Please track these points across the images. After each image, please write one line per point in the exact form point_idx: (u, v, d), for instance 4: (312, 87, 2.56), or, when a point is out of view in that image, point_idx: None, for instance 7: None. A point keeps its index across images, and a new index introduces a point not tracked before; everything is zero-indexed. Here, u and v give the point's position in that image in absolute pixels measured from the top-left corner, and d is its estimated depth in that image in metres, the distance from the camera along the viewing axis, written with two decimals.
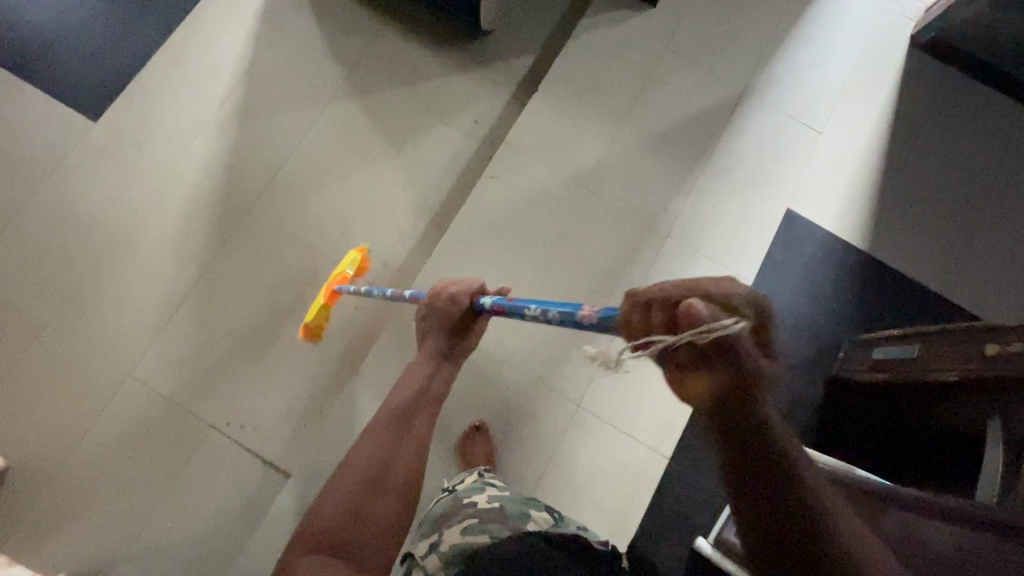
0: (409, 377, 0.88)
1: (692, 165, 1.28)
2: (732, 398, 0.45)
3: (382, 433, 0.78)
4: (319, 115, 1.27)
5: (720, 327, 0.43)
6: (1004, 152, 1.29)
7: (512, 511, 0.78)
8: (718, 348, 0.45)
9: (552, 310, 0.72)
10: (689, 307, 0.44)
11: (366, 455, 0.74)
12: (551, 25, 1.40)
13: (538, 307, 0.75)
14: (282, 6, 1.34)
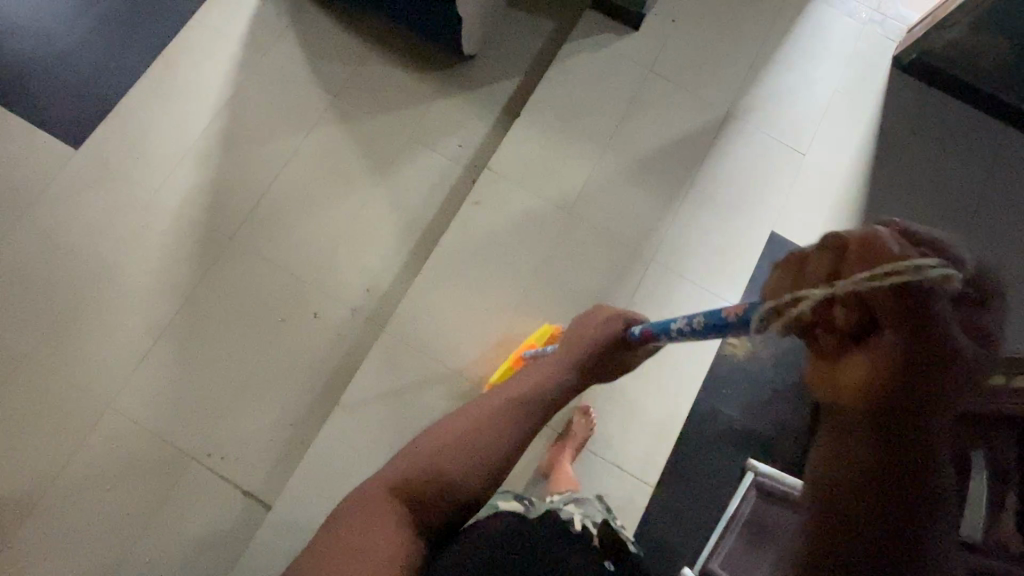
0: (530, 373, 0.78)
1: (677, 190, 1.28)
2: (895, 383, 0.37)
3: (477, 416, 0.71)
4: (307, 148, 1.33)
5: (919, 267, 0.36)
6: (987, 172, 1.33)
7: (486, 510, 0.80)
8: (897, 302, 0.37)
9: (697, 316, 0.67)
10: (876, 240, 0.38)
11: (471, 418, 0.72)
12: (535, 45, 1.40)
13: (683, 319, 0.69)
14: (271, 40, 1.38)
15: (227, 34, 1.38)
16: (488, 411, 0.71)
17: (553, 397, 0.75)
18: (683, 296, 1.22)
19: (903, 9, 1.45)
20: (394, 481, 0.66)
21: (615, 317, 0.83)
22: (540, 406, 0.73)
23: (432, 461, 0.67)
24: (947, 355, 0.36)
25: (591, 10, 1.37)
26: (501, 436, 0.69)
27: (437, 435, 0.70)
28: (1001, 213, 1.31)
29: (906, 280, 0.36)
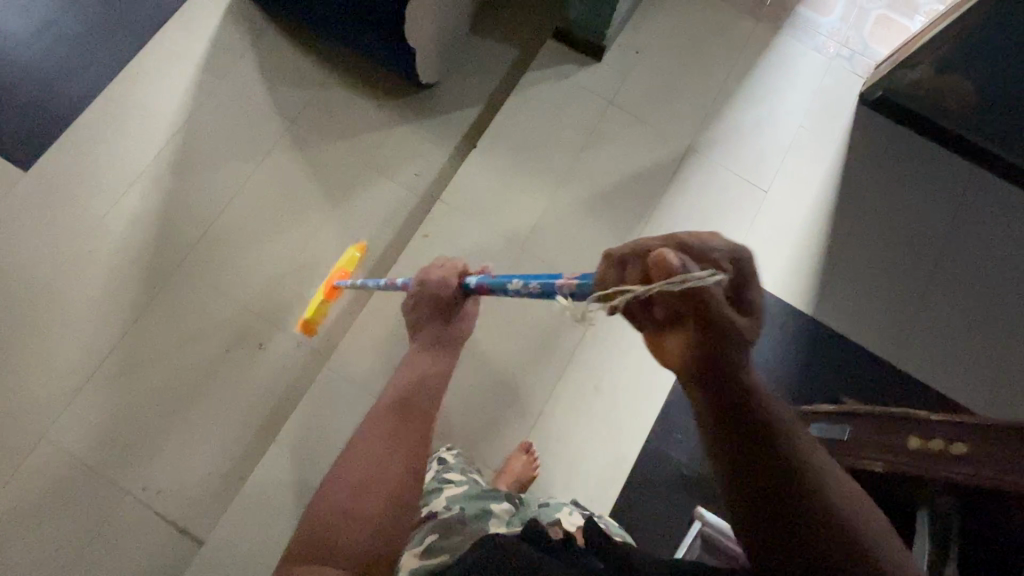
0: (411, 366, 0.86)
1: (633, 225, 1.25)
2: (706, 358, 0.52)
3: (377, 425, 0.73)
4: (259, 174, 1.32)
5: (695, 274, 0.49)
6: (952, 213, 1.30)
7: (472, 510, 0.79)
8: (690, 297, 0.50)
9: (532, 283, 0.74)
10: (662, 255, 0.49)
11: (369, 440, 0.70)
12: (497, 73, 1.38)
13: (520, 282, 0.77)
14: (229, 62, 1.37)
15: (185, 56, 1.37)
16: (390, 401, 0.77)
17: (433, 363, 0.86)
18: (635, 336, 1.20)
19: (872, 44, 1.43)
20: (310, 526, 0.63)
21: (447, 276, 0.93)
22: (437, 376, 0.84)
23: (352, 475, 0.66)
24: (730, 330, 0.52)
25: (552, 39, 1.36)
26: (405, 434, 0.72)
27: (347, 456, 0.69)
28: (966, 255, 1.28)
29: (692, 286, 0.49)
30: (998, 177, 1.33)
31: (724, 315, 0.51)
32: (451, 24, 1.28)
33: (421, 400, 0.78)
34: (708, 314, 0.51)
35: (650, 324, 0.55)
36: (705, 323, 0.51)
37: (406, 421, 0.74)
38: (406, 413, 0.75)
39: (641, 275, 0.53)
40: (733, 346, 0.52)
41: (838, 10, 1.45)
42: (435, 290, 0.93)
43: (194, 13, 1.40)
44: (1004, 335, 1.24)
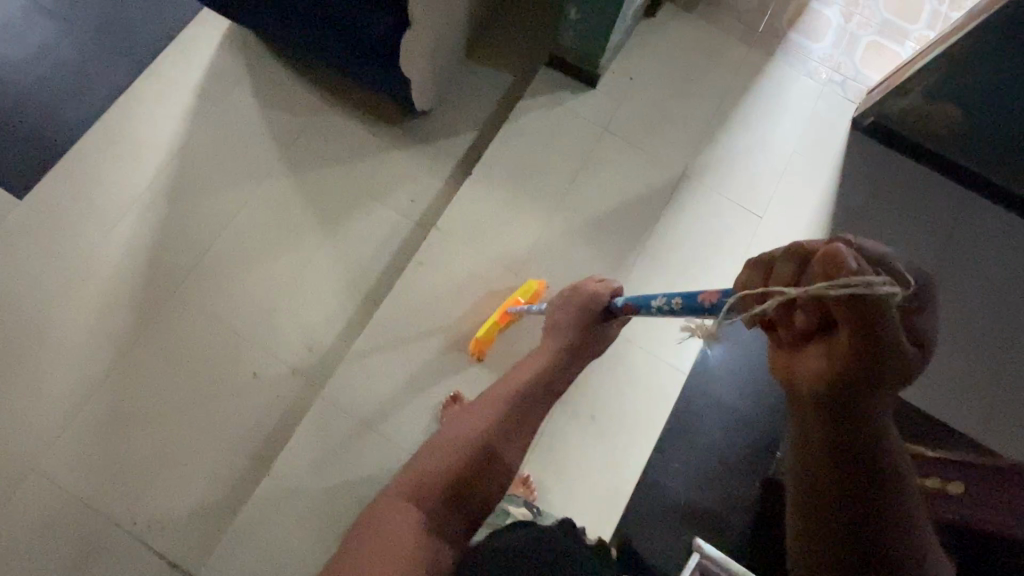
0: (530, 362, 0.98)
1: (628, 252, 1.25)
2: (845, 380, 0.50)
3: (493, 424, 0.90)
4: (253, 199, 1.31)
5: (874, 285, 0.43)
6: (946, 238, 1.31)
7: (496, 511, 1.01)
8: (862, 307, 0.45)
9: (675, 298, 0.72)
10: (834, 251, 0.45)
11: (480, 424, 0.90)
12: (492, 99, 1.39)
13: (664, 297, 0.75)
14: (224, 88, 1.38)
15: (181, 83, 1.37)
16: (509, 406, 0.92)
17: (552, 373, 0.96)
18: (631, 364, 1.19)
19: (864, 70, 1.45)
20: (425, 473, 0.84)
21: (603, 290, 0.97)
22: (548, 399, 0.96)
23: (460, 457, 0.86)
24: (892, 353, 0.47)
25: (547, 66, 1.36)
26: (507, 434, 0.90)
27: (466, 436, 0.88)
28: (959, 281, 1.29)
29: (866, 298, 0.44)
30: (989, 203, 1.34)
31: (890, 333, 0.46)
32: (446, 52, 1.28)
33: (530, 418, 0.93)
34: (873, 325, 0.45)
35: (785, 331, 0.54)
36: (863, 335, 0.46)
37: (512, 434, 0.91)
38: (518, 424, 0.92)
39: (798, 273, 0.49)
40: (881, 378, 0.48)
41: (830, 36, 1.47)
42: (580, 303, 0.98)
43: (190, 40, 1.40)
44: (997, 362, 1.24)
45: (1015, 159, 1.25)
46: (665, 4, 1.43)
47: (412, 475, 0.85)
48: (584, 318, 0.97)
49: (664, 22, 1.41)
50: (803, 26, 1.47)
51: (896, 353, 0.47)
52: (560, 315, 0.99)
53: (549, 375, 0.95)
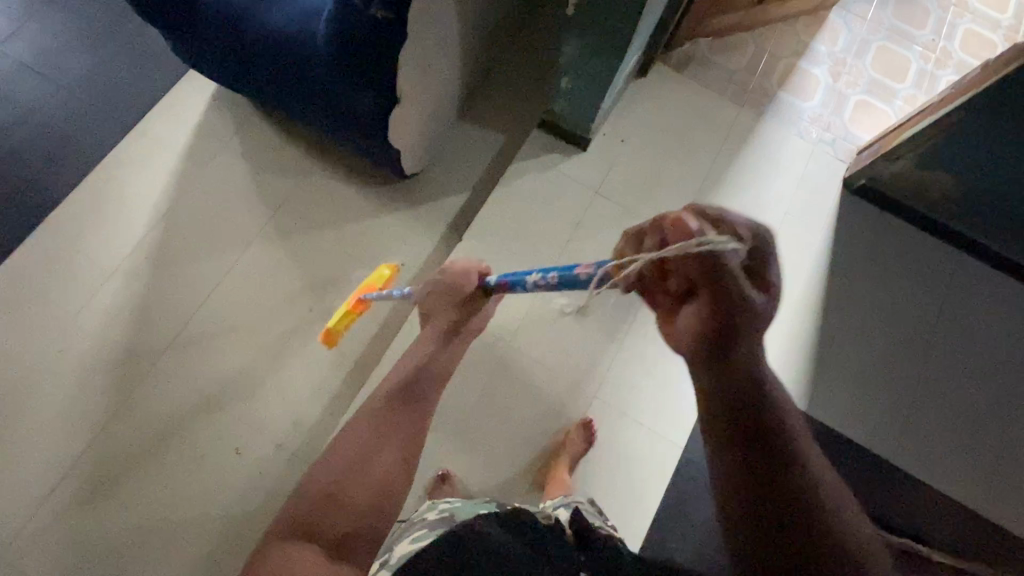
0: (414, 355, 1.00)
1: (621, 321, 1.24)
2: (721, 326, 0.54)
3: (359, 441, 0.84)
4: (239, 265, 1.29)
5: (708, 240, 0.51)
6: (943, 303, 1.30)
7: (462, 513, 0.75)
8: (709, 263, 0.52)
9: (551, 274, 0.75)
10: (678, 220, 0.55)
11: (361, 424, 0.87)
12: (483, 161, 1.38)
13: (538, 274, 0.78)
14: (210, 150, 1.35)
15: (167, 145, 1.34)
16: (370, 419, 0.88)
17: (421, 369, 0.96)
18: (625, 440, 1.17)
19: (855, 130, 1.45)
20: (292, 513, 0.77)
21: (470, 275, 1.00)
22: (436, 372, 0.97)
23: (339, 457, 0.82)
24: (739, 300, 0.53)
25: (540, 129, 1.36)
26: (392, 427, 0.88)
27: (328, 463, 0.82)
28: (956, 345, 1.28)
29: (710, 252, 0.52)
30: (983, 265, 1.34)
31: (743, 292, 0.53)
32: (438, 118, 1.27)
33: (403, 421, 0.89)
34: (721, 287, 0.53)
35: (663, 291, 0.60)
36: (713, 290, 0.53)
37: (387, 442, 0.86)
38: (383, 432, 0.87)
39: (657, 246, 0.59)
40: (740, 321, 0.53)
41: (820, 96, 1.47)
42: (452, 288, 1.00)
43: (177, 99, 1.38)
44: (996, 429, 1.23)
45: (1008, 225, 1.25)
46: (657, 66, 1.44)
47: (280, 520, 0.78)
48: (453, 308, 1.01)
49: (655, 84, 1.42)
50: (793, 86, 1.48)
51: (752, 310, 0.53)
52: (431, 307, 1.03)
53: (424, 369, 0.96)
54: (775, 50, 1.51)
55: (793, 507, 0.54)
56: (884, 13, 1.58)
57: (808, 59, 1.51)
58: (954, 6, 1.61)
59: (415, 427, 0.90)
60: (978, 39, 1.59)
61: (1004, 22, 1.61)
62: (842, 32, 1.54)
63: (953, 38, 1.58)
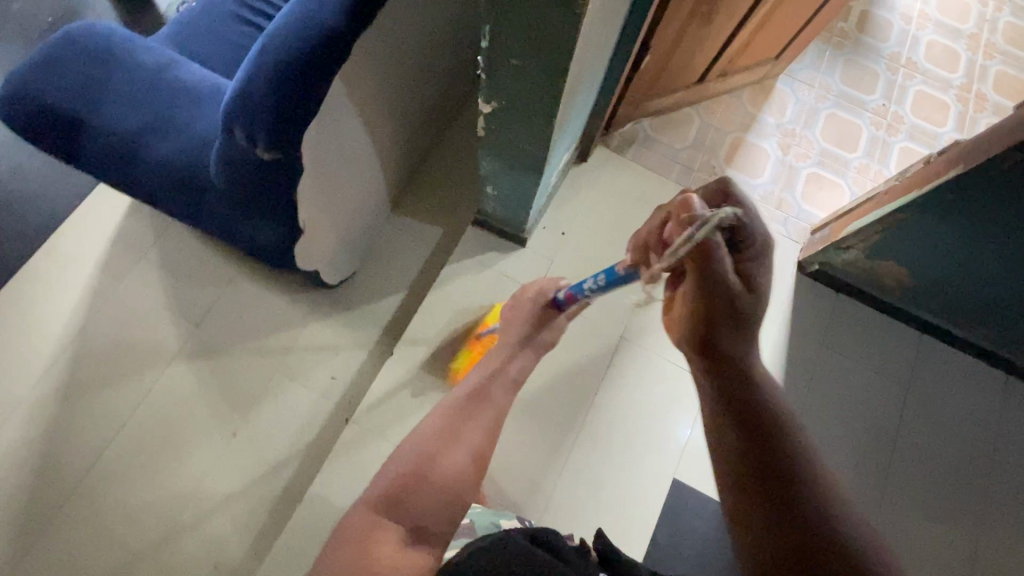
0: (490, 357, 0.89)
1: (567, 433, 1.16)
2: (709, 306, 0.60)
3: (444, 422, 0.77)
4: (156, 388, 1.21)
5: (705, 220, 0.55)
6: (908, 390, 1.24)
7: (483, 521, 0.84)
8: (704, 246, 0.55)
9: (599, 276, 0.79)
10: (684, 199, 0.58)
11: (448, 404, 0.80)
12: (419, 259, 1.32)
13: (591, 279, 0.81)
14: (127, 261, 1.28)
15: (78, 262, 1.26)
16: (454, 411, 0.79)
17: (493, 372, 0.86)
18: None
19: (806, 206, 1.39)
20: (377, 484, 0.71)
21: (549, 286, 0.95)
22: (512, 375, 0.86)
23: (432, 426, 0.77)
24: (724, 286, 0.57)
25: (475, 225, 1.29)
26: (473, 416, 0.79)
27: (407, 444, 0.75)
28: (921, 437, 1.21)
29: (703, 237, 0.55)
30: (944, 346, 1.27)
31: (722, 272, 0.57)
32: (362, 224, 1.20)
33: (486, 411, 0.80)
34: (709, 266, 0.57)
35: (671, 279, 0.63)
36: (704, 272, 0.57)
37: (471, 427, 0.77)
38: (471, 416, 0.79)
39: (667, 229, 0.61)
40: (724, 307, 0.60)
41: (770, 170, 1.42)
42: (533, 301, 0.94)
43: (91, 208, 1.31)
44: (962, 528, 1.16)
45: (974, 314, 1.17)
46: (597, 149, 1.38)
47: (362, 502, 0.69)
48: (532, 318, 0.92)
49: (596, 170, 1.36)
50: (740, 162, 1.42)
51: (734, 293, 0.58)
52: (513, 312, 0.95)
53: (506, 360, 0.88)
54: (721, 123, 1.45)
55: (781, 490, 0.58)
56: (831, 79, 1.54)
57: (755, 132, 1.45)
58: (903, 68, 1.57)
59: (493, 420, 0.80)
60: (930, 100, 1.54)
61: (955, 81, 1.57)
62: (789, 101, 1.50)
63: (903, 101, 1.53)
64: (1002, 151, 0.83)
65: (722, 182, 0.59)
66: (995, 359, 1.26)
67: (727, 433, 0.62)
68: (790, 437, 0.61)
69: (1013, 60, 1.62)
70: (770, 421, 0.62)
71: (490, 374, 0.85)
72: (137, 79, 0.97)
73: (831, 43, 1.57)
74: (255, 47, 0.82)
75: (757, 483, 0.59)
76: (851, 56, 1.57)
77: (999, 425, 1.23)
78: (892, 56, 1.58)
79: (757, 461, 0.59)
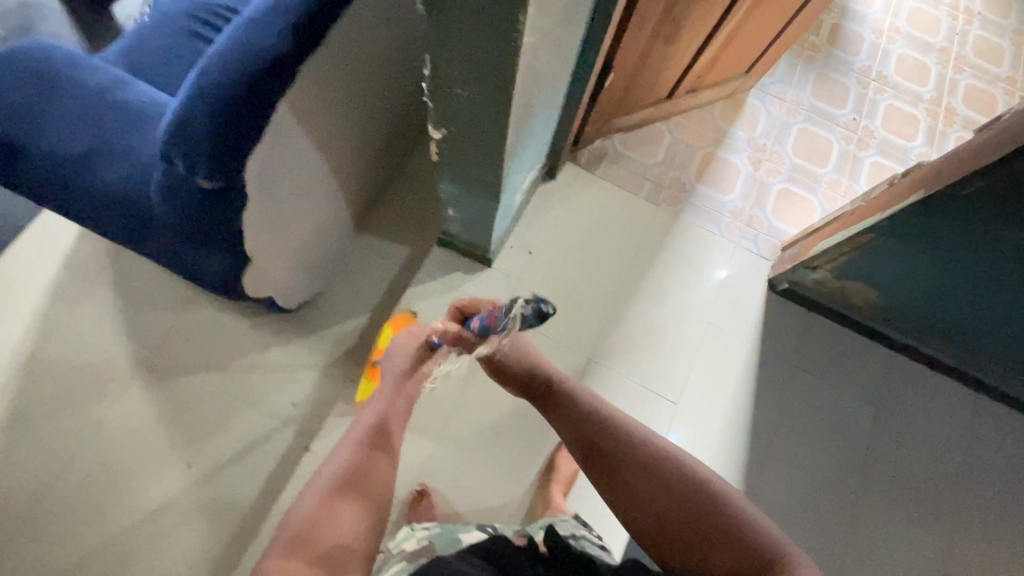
0: (381, 386, 0.87)
1: (534, 460, 1.14)
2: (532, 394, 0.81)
3: (349, 460, 0.76)
4: (108, 417, 1.16)
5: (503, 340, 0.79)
6: (878, 410, 1.23)
7: (442, 540, 0.74)
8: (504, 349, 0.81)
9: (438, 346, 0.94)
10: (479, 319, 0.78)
11: (354, 435, 0.80)
12: (384, 280, 1.28)
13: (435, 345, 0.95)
14: (78, 284, 1.23)
15: (27, 286, 1.22)
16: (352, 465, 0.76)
17: (388, 407, 0.84)
18: None
19: (776, 222, 1.38)
20: (278, 553, 0.66)
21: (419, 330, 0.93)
22: (407, 397, 0.88)
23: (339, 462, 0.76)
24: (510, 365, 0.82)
25: (440, 245, 1.26)
26: (377, 446, 0.80)
27: (305, 508, 0.71)
28: (891, 457, 1.20)
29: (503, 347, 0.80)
30: (914, 364, 1.27)
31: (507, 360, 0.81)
32: (322, 248, 1.17)
33: (390, 439, 0.82)
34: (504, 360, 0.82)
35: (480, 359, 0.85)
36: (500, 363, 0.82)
37: (374, 478, 0.77)
38: (378, 449, 0.80)
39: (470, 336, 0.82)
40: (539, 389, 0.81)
41: (740, 187, 1.40)
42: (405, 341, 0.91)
43: (42, 230, 1.26)
44: (932, 549, 1.15)
45: (942, 334, 1.17)
46: (566, 166, 1.36)
47: (271, 550, 0.67)
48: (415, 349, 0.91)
49: (565, 187, 1.34)
50: (711, 178, 1.40)
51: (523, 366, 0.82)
52: (397, 341, 0.92)
53: (404, 386, 0.87)
54: (691, 139, 1.44)
55: (682, 532, 0.67)
56: (802, 94, 1.53)
57: (725, 147, 1.44)
58: (874, 82, 1.57)
59: (395, 449, 0.83)
60: (901, 115, 1.54)
61: (926, 95, 1.57)
62: (760, 116, 1.49)
63: (874, 116, 1.53)
64: (962, 178, 0.82)
65: (464, 303, 0.88)
66: (966, 377, 1.25)
67: (618, 499, 0.72)
68: (660, 470, 0.70)
69: (982, 74, 1.62)
70: (639, 466, 0.71)
71: (389, 399, 0.85)
72: (73, 100, 0.93)
73: (802, 57, 1.57)
74: (195, 71, 0.79)
75: (659, 535, 0.69)
76: (823, 70, 1.56)
77: (969, 444, 1.22)
78: (863, 70, 1.58)
79: (652, 516, 0.69)
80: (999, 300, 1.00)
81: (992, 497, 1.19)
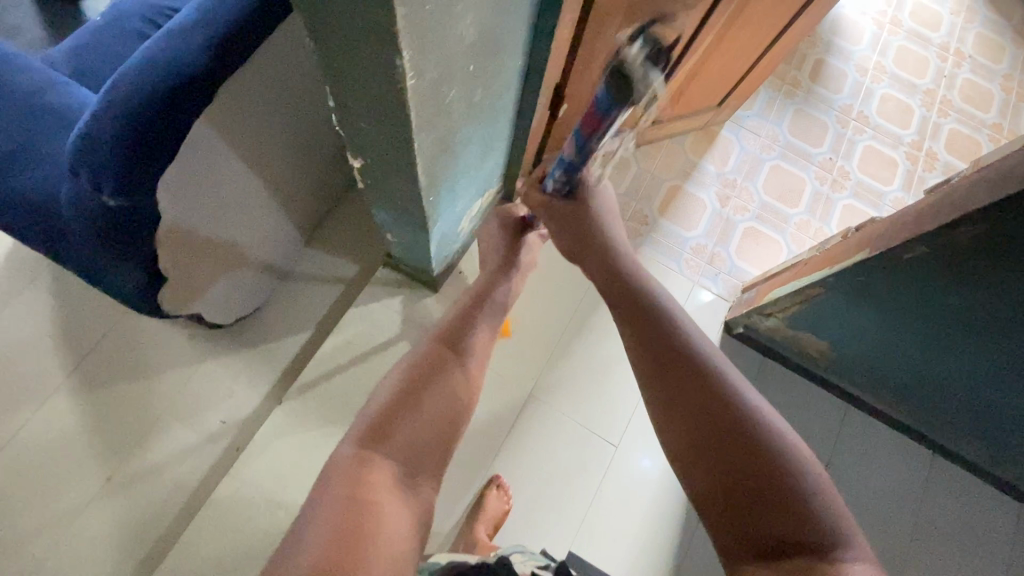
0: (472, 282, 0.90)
1: (463, 494, 1.10)
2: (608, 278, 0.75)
3: (429, 358, 0.78)
4: (31, 421, 1.14)
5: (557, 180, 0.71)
6: (828, 464, 1.19)
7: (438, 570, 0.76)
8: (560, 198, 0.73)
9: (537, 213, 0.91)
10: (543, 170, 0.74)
11: (431, 340, 0.81)
12: (329, 297, 1.26)
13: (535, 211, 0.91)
14: (16, 283, 1.21)
15: None
16: (425, 362, 0.78)
17: (475, 299, 0.87)
18: None
19: (739, 261, 1.34)
20: (355, 437, 0.68)
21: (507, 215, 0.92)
22: (495, 309, 0.89)
23: (421, 355, 0.78)
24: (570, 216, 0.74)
25: (386, 266, 1.25)
26: (458, 351, 0.81)
27: (384, 401, 0.72)
28: None
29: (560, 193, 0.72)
30: (868, 420, 1.22)
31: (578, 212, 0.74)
32: (262, 263, 1.14)
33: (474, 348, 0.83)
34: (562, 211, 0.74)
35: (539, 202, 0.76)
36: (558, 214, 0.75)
37: (449, 375, 0.77)
38: (460, 356, 0.80)
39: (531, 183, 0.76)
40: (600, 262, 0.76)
41: (704, 223, 1.37)
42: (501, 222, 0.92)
43: None
44: None
45: (894, 393, 1.12)
46: None
47: (350, 436, 0.69)
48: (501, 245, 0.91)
49: None
50: (675, 211, 1.37)
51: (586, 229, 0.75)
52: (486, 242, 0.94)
53: (485, 287, 0.88)
54: (659, 170, 1.40)
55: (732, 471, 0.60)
56: (779, 129, 1.49)
57: (694, 180, 1.40)
58: (854, 121, 1.52)
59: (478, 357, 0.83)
60: (879, 157, 1.50)
61: (906, 138, 1.53)
62: (732, 150, 1.45)
63: (851, 156, 1.49)
64: (905, 242, 0.77)
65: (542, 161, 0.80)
66: (921, 438, 1.20)
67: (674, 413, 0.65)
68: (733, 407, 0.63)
69: (968, 119, 1.57)
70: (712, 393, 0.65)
71: (479, 300, 0.87)
72: None
73: (782, 91, 1.53)
74: (112, 77, 0.73)
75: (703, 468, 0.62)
76: (802, 106, 1.52)
77: (920, 505, 1.18)
78: (844, 108, 1.53)
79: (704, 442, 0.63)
80: (952, 367, 0.95)
81: (941, 563, 1.14)
